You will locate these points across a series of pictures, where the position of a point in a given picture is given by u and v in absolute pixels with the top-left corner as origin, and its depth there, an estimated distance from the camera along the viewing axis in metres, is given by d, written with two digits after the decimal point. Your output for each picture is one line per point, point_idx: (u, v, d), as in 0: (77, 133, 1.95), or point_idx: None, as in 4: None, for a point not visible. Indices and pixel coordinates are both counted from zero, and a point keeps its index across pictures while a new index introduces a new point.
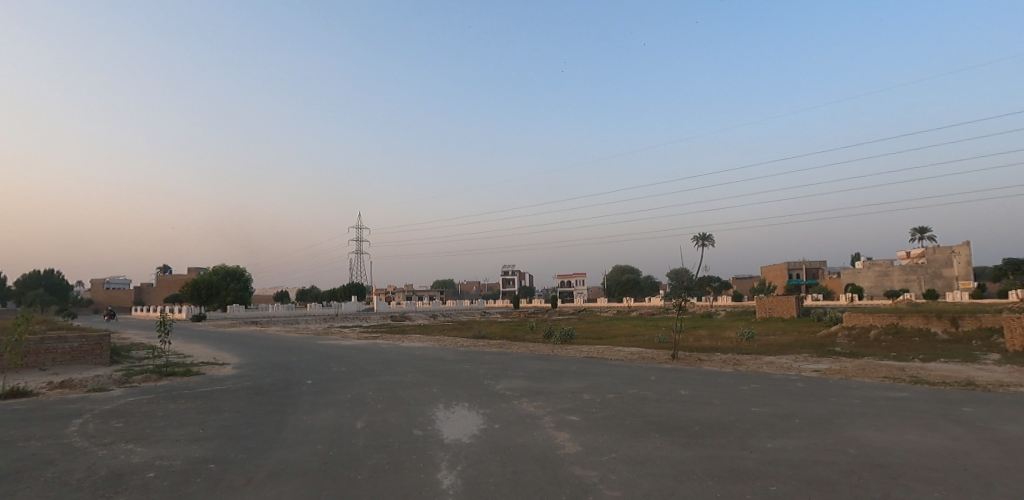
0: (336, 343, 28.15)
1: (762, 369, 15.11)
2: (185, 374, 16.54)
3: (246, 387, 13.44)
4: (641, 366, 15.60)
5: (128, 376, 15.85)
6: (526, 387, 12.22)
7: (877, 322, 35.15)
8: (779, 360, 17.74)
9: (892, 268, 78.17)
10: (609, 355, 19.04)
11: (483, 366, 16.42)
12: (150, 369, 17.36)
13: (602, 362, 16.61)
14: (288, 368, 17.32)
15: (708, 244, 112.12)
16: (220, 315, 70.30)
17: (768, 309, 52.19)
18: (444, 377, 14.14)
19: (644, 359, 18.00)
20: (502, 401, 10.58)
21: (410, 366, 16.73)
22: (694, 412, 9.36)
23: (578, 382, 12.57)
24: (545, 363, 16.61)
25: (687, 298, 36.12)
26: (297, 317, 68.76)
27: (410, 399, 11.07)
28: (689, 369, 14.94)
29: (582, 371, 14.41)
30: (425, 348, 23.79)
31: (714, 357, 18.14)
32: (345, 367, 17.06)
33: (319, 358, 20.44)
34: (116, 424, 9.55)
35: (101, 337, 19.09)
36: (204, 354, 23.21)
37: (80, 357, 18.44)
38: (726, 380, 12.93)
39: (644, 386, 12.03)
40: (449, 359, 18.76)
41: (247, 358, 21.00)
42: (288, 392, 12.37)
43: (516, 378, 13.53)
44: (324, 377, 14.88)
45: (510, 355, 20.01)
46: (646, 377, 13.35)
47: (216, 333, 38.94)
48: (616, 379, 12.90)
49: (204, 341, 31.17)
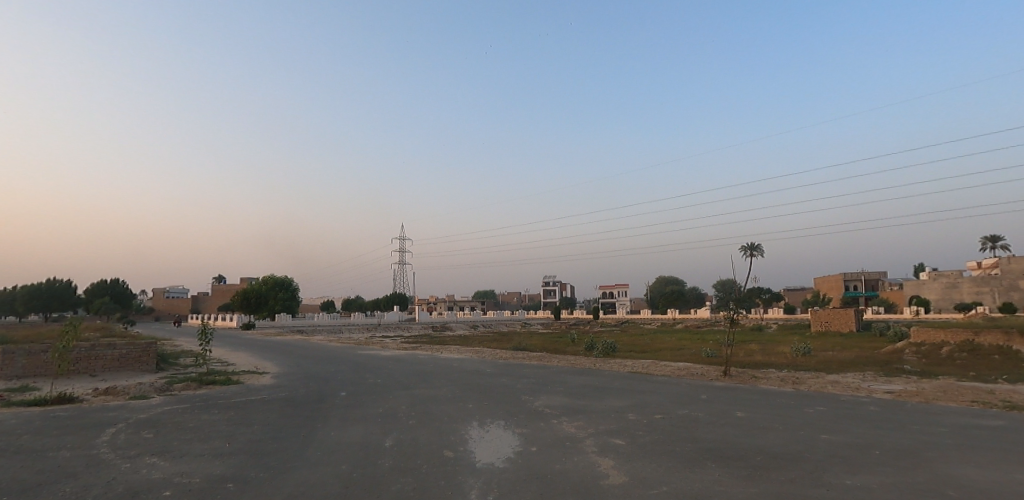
0: (376, 353, 28.06)
1: (826, 389, 13.84)
2: (223, 383, 16.55)
3: (279, 399, 13.21)
4: (690, 383, 14.60)
5: (170, 384, 15.95)
6: (566, 404, 11.46)
7: (950, 339, 32.44)
8: (843, 379, 16.32)
9: (960, 280, 73.04)
10: (655, 371, 18.00)
11: (521, 380, 15.76)
12: (191, 378, 17.50)
13: (648, 378, 15.67)
14: (324, 378, 17.12)
15: (756, 253, 108.82)
16: (268, 324, 72.21)
17: (824, 323, 49.37)
18: (480, 392, 13.52)
19: (693, 375, 16.85)
20: (540, 419, 9.87)
21: (446, 379, 16.23)
22: (754, 438, 8.38)
23: (622, 400, 11.71)
24: (586, 378, 15.78)
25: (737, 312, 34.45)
26: (341, 327, 69.74)
27: (443, 416, 10.48)
28: (744, 388, 13.77)
29: (626, 388, 13.53)
30: (463, 360, 23.33)
31: (771, 375, 16.84)
32: (380, 379, 16.71)
33: (357, 368, 20.26)
34: (146, 435, 9.37)
35: (147, 345, 19.46)
36: (246, 363, 23.45)
37: (127, 364, 18.83)
38: (786, 400, 11.79)
39: (695, 406, 11.06)
40: (486, 372, 18.16)
41: (287, 368, 21.03)
42: (320, 405, 12.03)
43: (555, 394, 12.77)
44: (359, 388, 14.53)
45: (550, 368, 19.21)
46: (697, 396, 12.35)
47: (261, 341, 39.71)
48: (664, 398, 11.94)
49: (249, 349, 31.74)
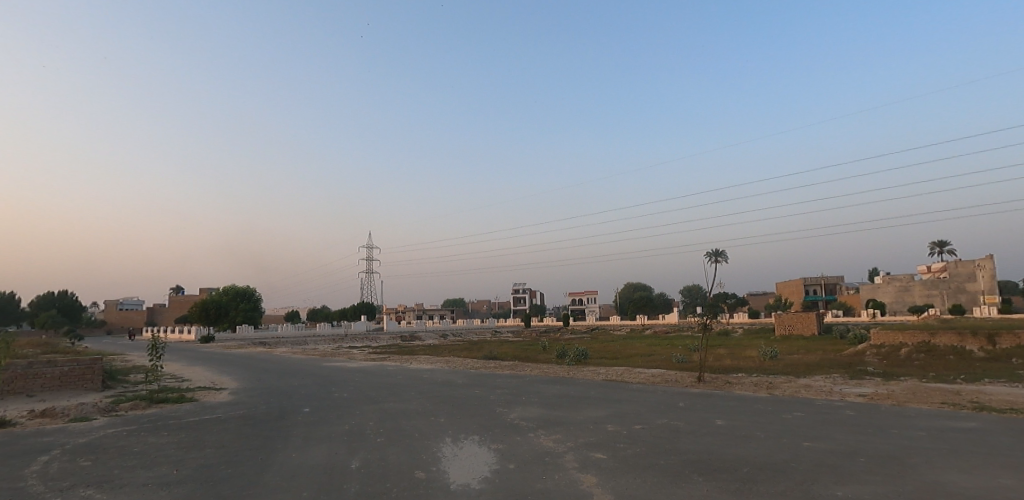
0: (341, 366, 27.07)
1: (800, 393, 13.79)
2: (175, 401, 15.52)
3: (236, 417, 12.37)
4: (667, 391, 14.37)
5: (116, 403, 14.87)
6: (542, 416, 11.04)
7: (908, 341, 33.39)
8: (814, 382, 16.38)
9: (912, 283, 76.02)
10: (629, 378, 17.76)
11: (494, 391, 15.27)
12: (141, 396, 16.37)
13: (623, 387, 15.39)
14: (286, 394, 16.27)
15: (720, 258, 111.03)
16: (228, 336, 69.62)
17: (788, 326, 50.40)
18: (451, 404, 12.98)
19: (668, 382, 16.66)
20: (516, 433, 9.41)
21: (416, 392, 15.60)
22: (738, 448, 8.11)
23: (599, 411, 11.36)
24: (561, 388, 15.39)
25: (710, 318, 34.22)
26: (306, 338, 67.66)
27: (415, 432, 9.91)
28: (720, 395, 13.59)
29: (602, 397, 13.20)
30: (433, 371, 22.68)
31: (744, 380, 16.80)
32: (346, 393, 15.94)
33: (321, 382, 19.38)
34: (82, 463, 8.51)
35: (92, 361, 18.18)
36: (202, 378, 22.23)
37: (70, 383, 17.55)
38: (764, 407, 11.63)
39: (675, 414, 10.79)
40: (457, 383, 17.58)
41: (246, 383, 19.99)
42: (280, 424, 11.28)
43: (530, 406, 12.33)
44: (323, 404, 13.78)
45: (523, 378, 18.73)
46: (675, 404, 12.10)
47: (220, 355, 38.06)
48: (642, 407, 11.65)
49: (206, 363, 30.29)
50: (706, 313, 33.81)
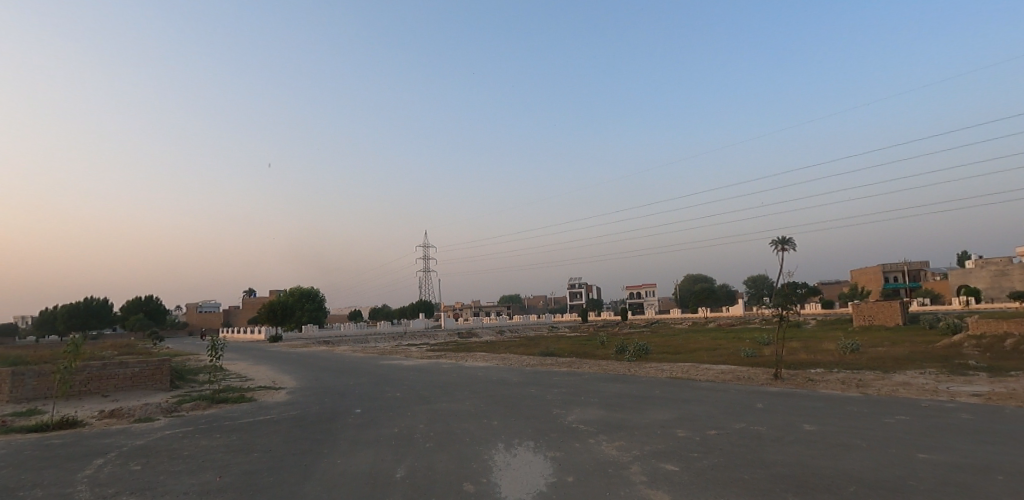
0: (397, 364, 27.00)
1: (899, 393, 12.17)
2: (234, 401, 15.63)
3: (290, 418, 12.19)
4: (741, 389, 13.09)
5: (179, 403, 15.10)
6: (603, 418, 10.15)
7: (1013, 330, 29.87)
8: (911, 379, 14.58)
9: (1010, 268, 69.14)
10: (697, 375, 16.49)
11: (552, 390, 14.46)
12: (203, 396, 16.65)
13: (691, 385, 14.23)
14: (341, 394, 16.10)
15: (788, 245, 105.14)
16: (295, 336, 72.21)
17: (867, 317, 46.67)
18: (506, 405, 12.29)
19: (740, 379, 15.31)
20: (575, 439, 8.57)
21: (469, 391, 15.02)
22: (836, 461, 6.92)
23: (666, 413, 10.32)
24: (623, 386, 14.40)
25: (790, 310, 30.93)
26: (366, 337, 69.32)
27: (468, 436, 9.25)
28: (804, 394, 12.19)
29: (669, 397, 12.12)
30: (488, 369, 22.13)
31: (828, 377, 15.18)
32: (399, 392, 15.59)
33: (377, 381, 19.20)
34: (132, 467, 8.37)
35: (160, 362, 18.76)
36: (264, 377, 22.66)
37: (141, 383, 18.16)
38: (858, 409, 10.23)
39: (754, 418, 9.60)
40: (513, 381, 16.89)
41: (305, 382, 20.09)
42: (331, 426, 10.95)
43: (590, 407, 11.43)
44: (375, 405, 13.41)
45: (581, 376, 17.80)
46: (752, 405, 10.88)
47: (286, 354, 39.21)
48: (715, 409, 10.49)
49: (271, 362, 31.06)
50: (782, 304, 30.85)
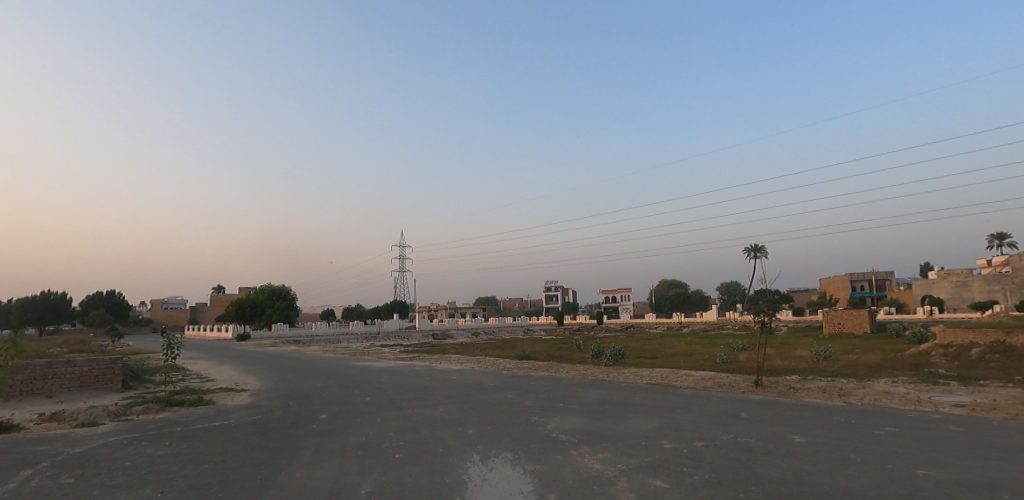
0: (368, 365, 26.13)
1: (883, 402, 11.93)
2: (191, 404, 14.67)
3: (249, 424, 11.36)
4: (724, 397, 12.70)
5: (131, 406, 14.10)
6: (585, 427, 9.63)
7: (979, 339, 30.42)
8: (890, 388, 14.45)
9: (971, 279, 71.30)
10: (677, 382, 16.12)
11: (529, 395, 13.90)
12: (158, 398, 15.61)
13: (672, 392, 13.84)
14: (307, 397, 15.27)
15: (761, 253, 106.75)
16: (264, 335, 70.18)
17: (837, 324, 47.37)
18: (481, 411, 11.67)
19: (721, 386, 14.97)
20: (557, 451, 8.01)
21: (443, 395, 14.34)
22: (834, 477, 6.52)
23: (650, 422, 9.85)
24: (603, 392, 13.90)
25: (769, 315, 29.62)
26: (338, 337, 67.96)
27: (442, 446, 8.61)
28: (789, 402, 11.86)
29: (652, 405, 11.66)
30: (462, 372, 21.47)
31: (809, 385, 14.92)
32: (369, 396, 14.82)
33: (345, 383, 18.36)
34: (64, 480, 7.51)
35: (113, 361, 17.62)
36: (226, 378, 21.56)
37: (90, 384, 17.02)
38: (845, 419, 9.92)
39: (741, 428, 9.18)
40: (489, 385, 16.27)
41: (269, 384, 19.15)
42: (294, 432, 10.17)
43: (570, 415, 10.89)
44: (343, 409, 12.65)
45: (559, 380, 17.29)
46: (739, 414, 10.48)
47: (252, 353, 37.81)
48: (700, 418, 10.06)
49: (235, 362, 29.81)
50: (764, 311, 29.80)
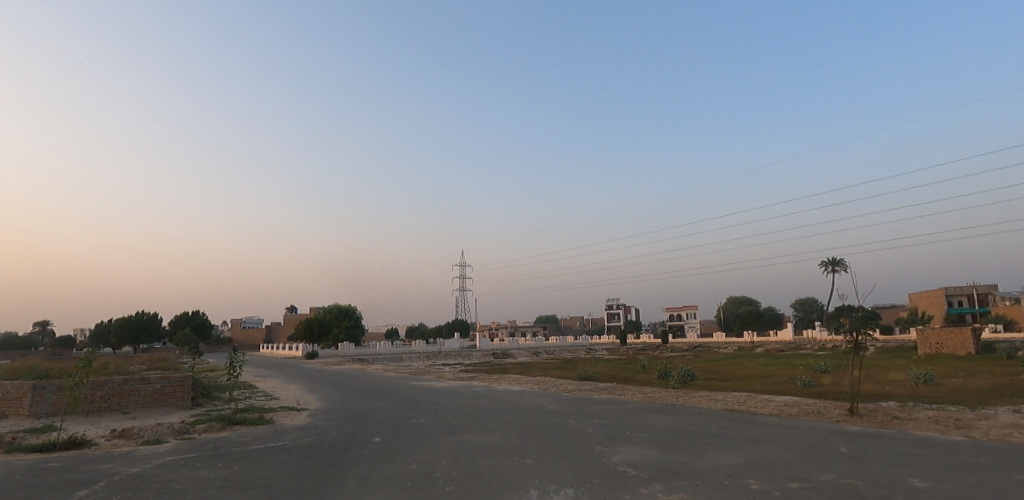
0: (427, 385, 25.86)
1: (1014, 438, 10.11)
2: (251, 424, 14.71)
3: (302, 447, 11.08)
4: (815, 428, 11.23)
5: (195, 424, 14.31)
6: (656, 460, 8.62)
7: None
8: (1019, 420, 12.34)
9: None
10: (758, 409, 14.61)
11: (593, 421, 12.93)
12: (222, 416, 15.79)
13: (753, 420, 12.46)
14: (363, 418, 14.95)
15: (839, 267, 99.75)
16: (331, 353, 72.22)
17: (934, 344, 42.89)
18: (541, 438, 10.86)
19: (810, 414, 13.39)
20: (624, 489, 7.09)
21: (501, 419, 13.62)
22: None
23: (731, 456, 8.71)
24: (673, 420, 12.72)
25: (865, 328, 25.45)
26: (401, 355, 68.78)
27: (497, 478, 7.88)
28: (896, 436, 10.27)
29: (732, 436, 10.43)
30: (521, 393, 20.67)
31: (918, 416, 13.02)
32: (425, 418, 14.32)
33: (403, 404, 18.00)
34: None
35: (183, 378, 18.16)
36: (289, 397, 21.81)
37: (162, 400, 17.57)
38: (971, 459, 8.38)
39: (841, 468, 7.88)
40: (549, 409, 15.39)
41: (330, 404, 19.10)
42: (344, 458, 9.75)
43: (639, 445, 9.90)
44: (397, 433, 12.18)
45: (624, 404, 16.14)
46: (837, 449, 9.11)
47: (319, 371, 38.64)
48: (790, 453, 8.78)
49: (301, 380, 30.42)
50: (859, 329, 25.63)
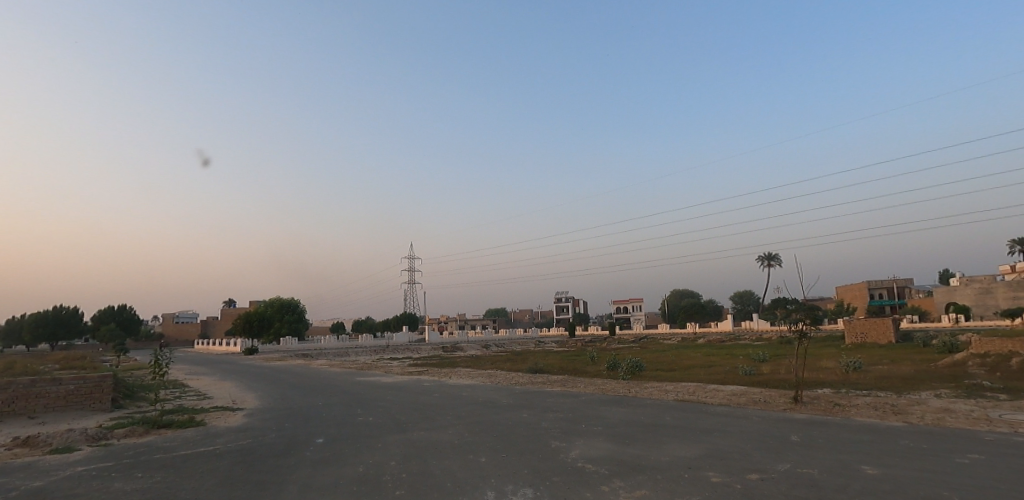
0: (374, 380, 24.98)
1: (949, 422, 10.50)
2: (180, 426, 13.58)
3: (236, 451, 10.22)
4: (766, 417, 11.34)
5: (114, 428, 13.05)
6: (614, 455, 8.38)
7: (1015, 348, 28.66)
8: (947, 404, 12.95)
9: (995, 286, 69.05)
10: (708, 399, 14.76)
11: (547, 414, 12.65)
12: (146, 419, 14.50)
13: (706, 410, 12.50)
14: (305, 417, 14.10)
15: (774, 262, 104.47)
16: (272, 348, 69.32)
17: (860, 334, 45.40)
18: (495, 434, 10.45)
19: (758, 403, 13.60)
20: (584, 487, 6.78)
21: (452, 415, 13.13)
22: None
23: (688, 448, 8.59)
24: (628, 412, 12.59)
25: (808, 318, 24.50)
26: (347, 349, 66.82)
27: (450, 480, 7.40)
28: (841, 423, 10.50)
29: (688, 427, 10.37)
30: (472, 387, 20.22)
31: (858, 402, 13.46)
32: (372, 416, 13.66)
33: (349, 401, 17.18)
34: None
35: (101, 378, 16.64)
36: (225, 396, 20.50)
37: (77, 403, 16.04)
38: (914, 444, 8.60)
39: (797, 457, 7.88)
40: (502, 403, 15.02)
41: (268, 402, 18.01)
42: (283, 462, 9.00)
43: (595, 438, 9.68)
44: (342, 433, 11.47)
45: (577, 397, 15.98)
46: (790, 438, 9.17)
47: (259, 368, 36.82)
48: (745, 443, 8.76)
49: (238, 378, 28.78)
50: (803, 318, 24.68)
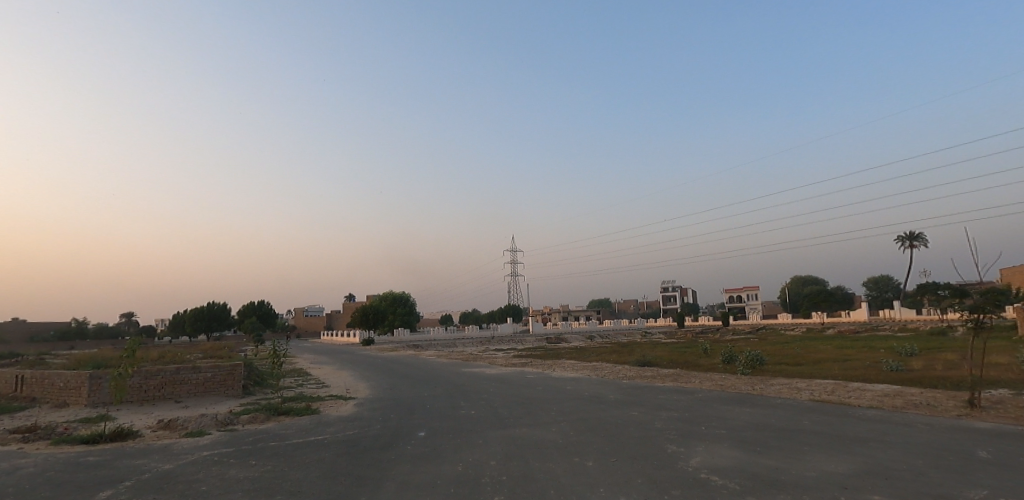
0: (479, 372, 25.07)
1: None
2: (296, 414, 14.15)
3: (343, 441, 10.27)
4: (935, 425, 9.35)
5: (240, 414, 13.90)
6: (744, 465, 7.16)
7: None
8: None
9: None
10: (851, 399, 12.75)
11: (661, 413, 11.51)
12: (268, 405, 15.35)
13: (852, 414, 10.66)
14: (410, 409, 14.13)
15: (919, 243, 92.00)
16: (387, 339, 73.33)
17: None
18: (604, 435, 9.55)
19: (919, 407, 11.44)
20: None
21: (557, 411, 12.42)
22: None
23: (840, 461, 7.15)
24: (755, 413, 11.10)
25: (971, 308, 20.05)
26: (456, 340, 68.86)
27: (554, 486, 6.65)
28: None
29: (834, 434, 8.77)
30: (578, 381, 19.44)
31: None
32: (475, 409, 13.33)
33: (453, 393, 17.12)
34: None
35: (233, 366, 17.98)
36: (340, 385, 21.48)
37: (214, 389, 17.45)
38: None
39: (993, 481, 6.16)
40: (610, 399, 14.06)
41: (379, 392, 18.51)
42: (383, 456, 8.79)
43: (720, 444, 8.44)
44: (445, 427, 11.19)
45: (694, 393, 14.60)
46: (976, 453, 7.35)
47: (374, 358, 38.82)
48: (914, 458, 7.14)
49: (354, 367, 30.30)
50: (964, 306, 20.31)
